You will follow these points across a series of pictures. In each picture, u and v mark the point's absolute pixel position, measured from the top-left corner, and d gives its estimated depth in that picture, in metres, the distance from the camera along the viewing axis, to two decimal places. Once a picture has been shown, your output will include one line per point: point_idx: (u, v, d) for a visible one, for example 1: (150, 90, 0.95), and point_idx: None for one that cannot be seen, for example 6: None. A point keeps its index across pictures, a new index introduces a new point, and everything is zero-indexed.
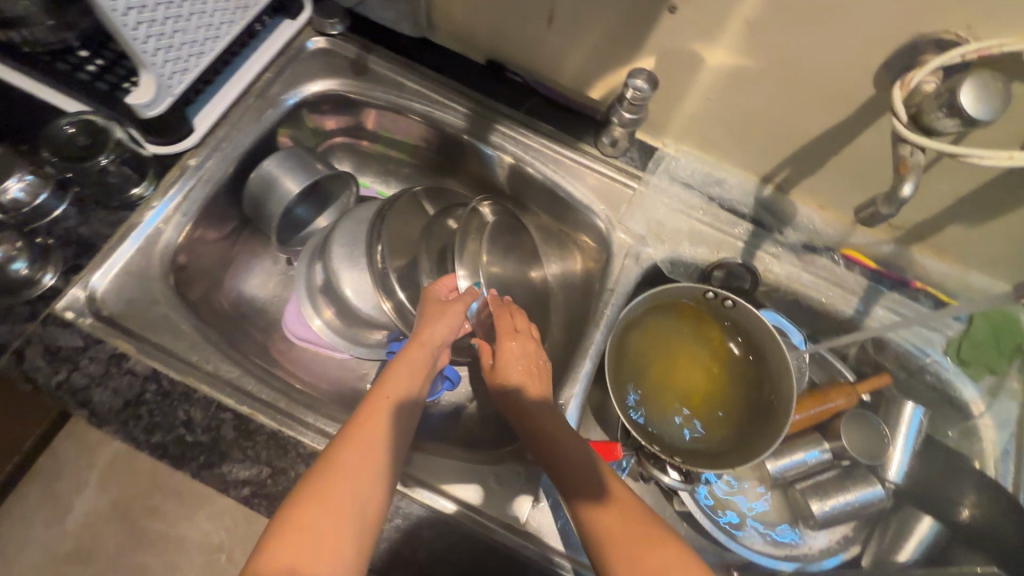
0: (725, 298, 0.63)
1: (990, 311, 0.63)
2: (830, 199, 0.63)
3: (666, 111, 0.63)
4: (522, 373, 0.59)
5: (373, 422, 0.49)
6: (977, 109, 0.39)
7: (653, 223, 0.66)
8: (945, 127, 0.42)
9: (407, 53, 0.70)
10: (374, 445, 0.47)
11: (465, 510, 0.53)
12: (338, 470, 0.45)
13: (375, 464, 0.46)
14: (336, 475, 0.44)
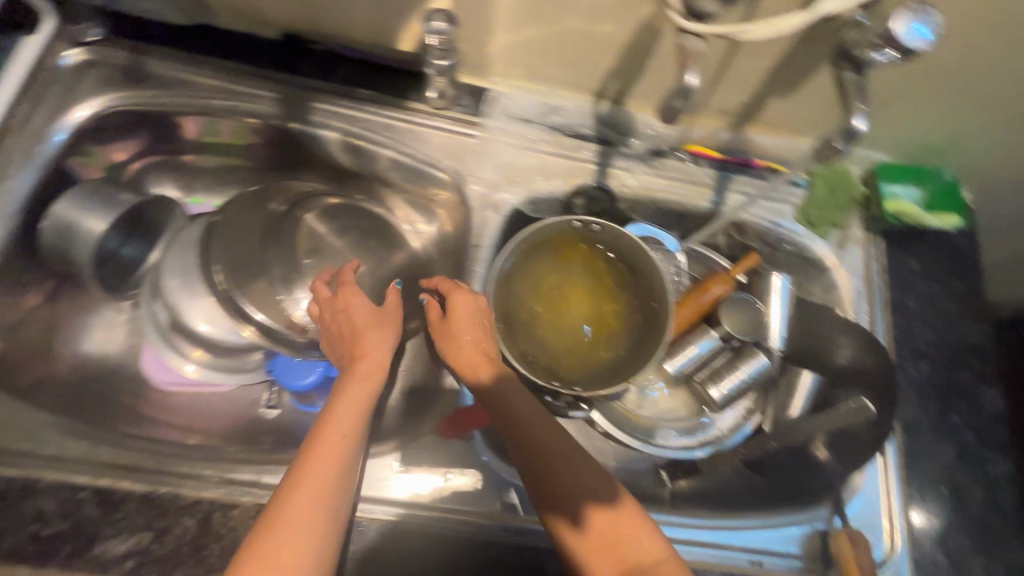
0: (592, 225, 0.65)
1: (825, 171, 0.68)
2: (661, 101, 0.64)
3: (481, 48, 0.60)
4: (476, 349, 0.58)
5: (332, 436, 0.47)
6: None
7: (502, 167, 0.64)
8: (710, 7, 0.42)
9: (186, 45, 0.62)
10: (338, 465, 0.46)
11: (407, 512, 0.54)
12: (305, 495, 0.43)
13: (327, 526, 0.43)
14: (303, 501, 0.43)
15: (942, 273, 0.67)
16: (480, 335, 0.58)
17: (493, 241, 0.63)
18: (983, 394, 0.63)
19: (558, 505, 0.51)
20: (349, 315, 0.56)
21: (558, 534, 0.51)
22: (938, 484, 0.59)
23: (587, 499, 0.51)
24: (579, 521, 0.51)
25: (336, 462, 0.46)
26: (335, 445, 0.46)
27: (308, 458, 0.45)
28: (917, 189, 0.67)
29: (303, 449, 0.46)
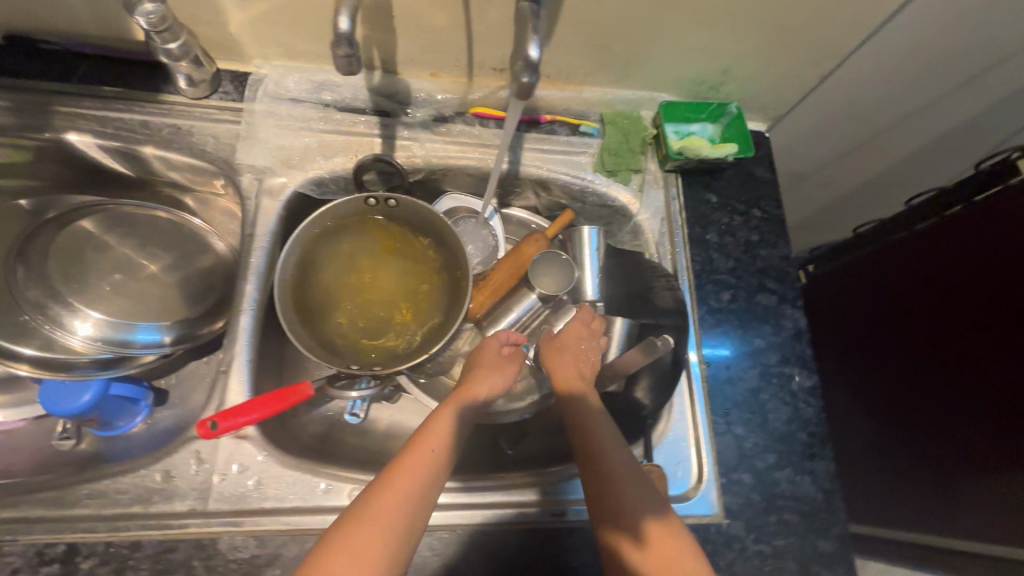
0: (387, 199, 0.63)
1: (614, 117, 0.68)
2: (430, 65, 0.62)
3: (221, 30, 0.57)
4: (575, 373, 0.60)
5: (422, 459, 0.48)
6: None
7: (275, 152, 0.62)
8: None
9: None
10: (425, 480, 0.47)
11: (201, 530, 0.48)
12: (389, 504, 0.44)
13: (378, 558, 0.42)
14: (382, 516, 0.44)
15: (740, 203, 0.69)
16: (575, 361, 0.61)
17: (273, 229, 0.60)
18: (784, 314, 0.65)
19: (615, 520, 0.49)
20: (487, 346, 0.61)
21: (620, 550, 0.48)
22: (742, 408, 0.60)
23: (649, 513, 0.49)
24: (638, 530, 0.48)
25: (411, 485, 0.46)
26: (427, 465, 0.48)
27: (404, 466, 0.47)
28: (710, 124, 0.69)
29: (396, 466, 0.47)
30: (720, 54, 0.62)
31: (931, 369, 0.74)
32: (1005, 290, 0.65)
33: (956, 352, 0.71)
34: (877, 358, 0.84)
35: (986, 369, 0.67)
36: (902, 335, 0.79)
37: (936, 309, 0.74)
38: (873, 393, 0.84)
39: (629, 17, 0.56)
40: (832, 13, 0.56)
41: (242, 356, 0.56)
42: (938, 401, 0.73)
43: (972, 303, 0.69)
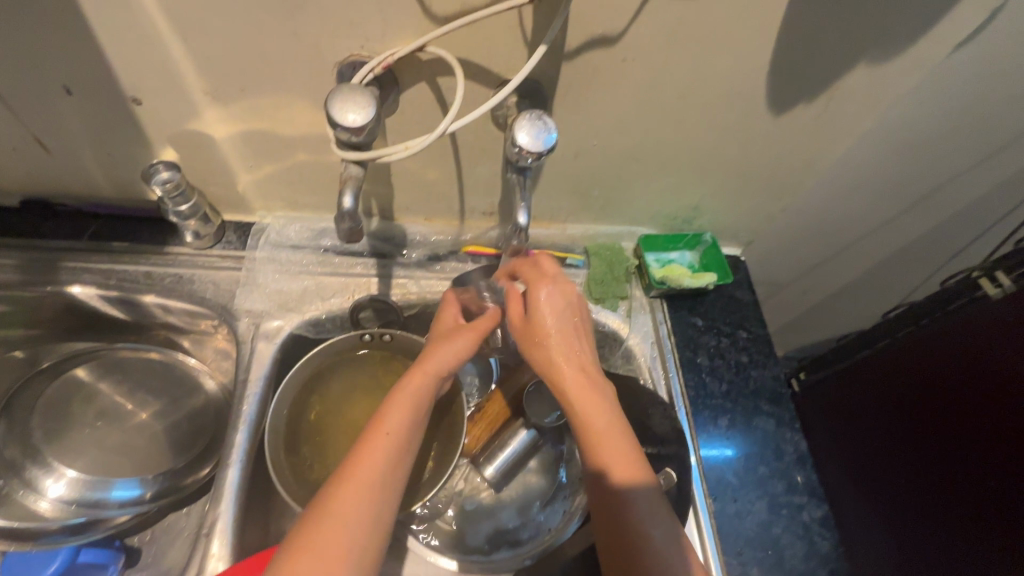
0: (382, 334, 0.64)
1: (598, 249, 0.72)
2: (424, 211, 0.67)
3: (230, 189, 0.61)
4: (602, 405, 0.47)
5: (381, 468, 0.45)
6: (366, 113, 0.40)
7: (275, 295, 0.64)
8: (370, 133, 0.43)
9: None
10: (384, 493, 0.45)
11: None
12: (359, 479, 0.44)
13: (382, 468, 0.45)
14: (338, 524, 0.42)
15: (725, 325, 0.71)
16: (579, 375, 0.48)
17: (268, 372, 0.60)
18: (784, 438, 0.64)
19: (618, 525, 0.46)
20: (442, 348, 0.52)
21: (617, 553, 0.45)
22: (756, 545, 0.58)
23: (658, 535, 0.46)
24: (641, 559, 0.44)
25: (412, 395, 0.49)
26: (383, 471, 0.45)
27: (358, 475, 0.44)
28: (689, 252, 0.74)
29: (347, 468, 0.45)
30: (691, 193, 0.67)
31: (945, 484, 0.73)
32: (1002, 403, 0.66)
33: (966, 466, 0.71)
34: (885, 470, 0.82)
35: (999, 484, 0.67)
36: (921, 454, 0.76)
37: (949, 422, 0.73)
38: (887, 509, 0.82)
39: (605, 167, 0.62)
40: (787, 159, 0.63)
41: (226, 516, 0.53)
42: (959, 519, 0.72)
43: (970, 415, 0.70)
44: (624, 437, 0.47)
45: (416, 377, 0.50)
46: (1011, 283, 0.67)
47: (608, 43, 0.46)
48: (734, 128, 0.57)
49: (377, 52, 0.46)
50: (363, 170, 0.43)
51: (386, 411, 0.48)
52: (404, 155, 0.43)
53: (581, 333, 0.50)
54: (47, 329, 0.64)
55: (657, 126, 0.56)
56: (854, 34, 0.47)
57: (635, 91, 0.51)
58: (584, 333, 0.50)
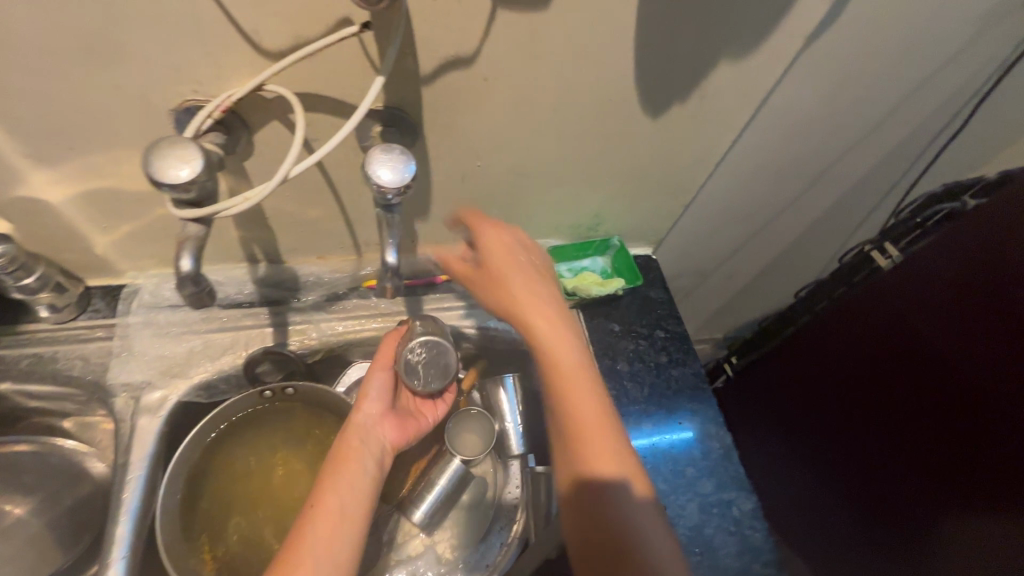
0: (284, 387, 0.60)
1: None
2: (315, 250, 0.63)
3: (87, 254, 0.55)
4: (579, 363, 0.48)
5: (322, 524, 0.45)
6: (194, 167, 0.36)
7: (155, 362, 0.58)
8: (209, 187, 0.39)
9: None
10: (326, 550, 0.43)
11: None
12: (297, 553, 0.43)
13: (329, 534, 0.44)
14: None
15: (642, 327, 0.71)
16: (541, 314, 0.49)
17: (152, 451, 0.54)
18: (709, 433, 0.64)
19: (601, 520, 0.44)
20: (363, 395, 0.55)
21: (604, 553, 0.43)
22: (691, 550, 0.57)
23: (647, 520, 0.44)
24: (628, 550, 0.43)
25: (351, 449, 0.51)
26: (323, 531, 0.45)
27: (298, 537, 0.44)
28: (600, 258, 0.74)
29: (288, 541, 0.44)
30: (589, 202, 0.67)
31: (879, 442, 0.77)
32: (908, 356, 0.71)
33: (892, 421, 0.74)
34: (828, 439, 0.86)
35: (921, 432, 0.71)
36: (864, 405, 0.79)
37: (886, 373, 0.75)
38: (837, 475, 0.85)
39: (496, 186, 0.60)
40: (675, 159, 0.63)
41: None
42: (898, 473, 0.75)
43: (897, 374, 0.73)
44: (596, 401, 0.47)
45: (348, 431, 0.52)
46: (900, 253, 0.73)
47: (464, 64, 0.44)
48: (615, 135, 0.57)
49: (213, 96, 0.42)
50: (205, 229, 0.39)
51: (326, 473, 0.49)
52: (245, 207, 0.39)
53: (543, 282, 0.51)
54: None
55: (537, 141, 0.55)
56: (709, 34, 0.47)
57: (506, 109, 0.50)
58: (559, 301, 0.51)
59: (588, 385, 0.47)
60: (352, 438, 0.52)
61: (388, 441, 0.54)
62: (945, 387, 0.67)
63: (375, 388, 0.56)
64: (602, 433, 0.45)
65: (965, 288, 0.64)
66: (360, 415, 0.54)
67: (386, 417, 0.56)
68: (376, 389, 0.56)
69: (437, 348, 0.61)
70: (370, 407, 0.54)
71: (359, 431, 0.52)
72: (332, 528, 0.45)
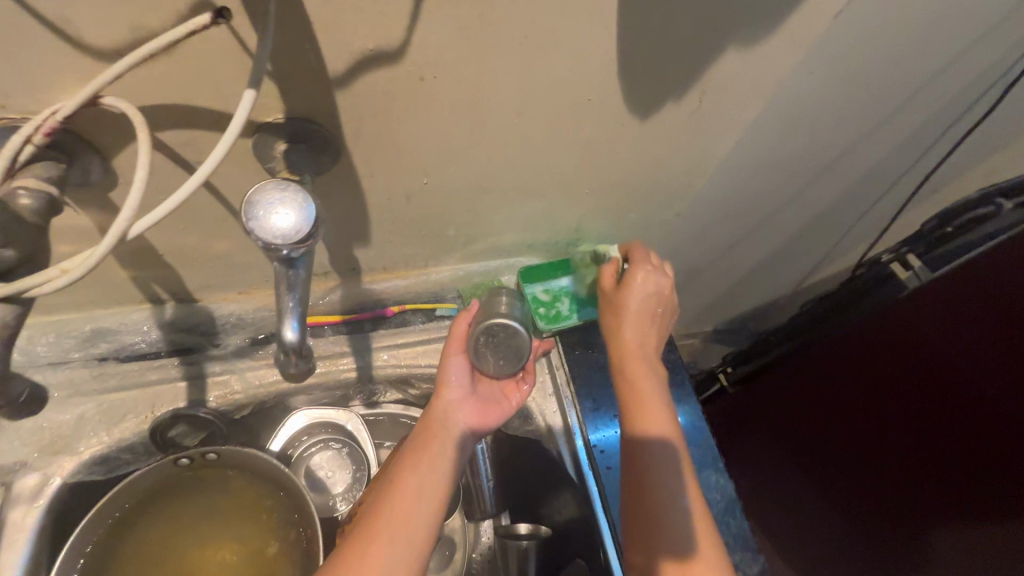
0: (203, 454, 0.49)
1: (473, 288, 0.60)
2: (234, 286, 0.51)
3: None
4: (657, 371, 0.50)
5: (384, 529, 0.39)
6: None
7: (34, 436, 0.47)
8: None
9: None
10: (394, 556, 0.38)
11: None
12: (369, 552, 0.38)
13: (405, 532, 0.39)
14: None
15: None
16: (657, 383, 0.49)
17: (30, 553, 0.44)
18: (708, 483, 0.56)
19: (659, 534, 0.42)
20: (443, 377, 0.48)
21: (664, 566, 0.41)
22: None
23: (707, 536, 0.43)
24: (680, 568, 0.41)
25: (435, 435, 0.45)
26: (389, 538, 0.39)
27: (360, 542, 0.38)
28: None
29: (360, 532, 0.39)
30: (566, 215, 0.56)
31: (886, 462, 0.71)
32: (920, 372, 0.65)
33: (901, 442, 0.69)
34: (830, 459, 0.80)
35: (934, 453, 0.65)
36: (875, 433, 0.72)
37: (902, 399, 0.67)
38: (841, 495, 0.80)
39: (452, 204, 0.49)
40: (668, 164, 0.52)
41: None
42: (908, 494, 0.70)
43: (917, 400, 0.65)
44: (665, 401, 0.48)
45: (428, 417, 0.47)
46: (924, 264, 0.66)
47: (389, 60, 0.33)
48: (595, 141, 0.46)
49: (34, 111, 0.30)
50: (23, 309, 0.28)
51: (401, 461, 0.43)
52: (66, 283, 0.28)
53: (648, 320, 0.53)
54: None
55: (498, 151, 0.44)
56: (717, 15, 0.36)
57: (454, 116, 0.39)
58: (666, 307, 0.53)
59: (662, 395, 0.48)
60: (432, 424, 0.46)
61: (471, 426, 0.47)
62: (964, 405, 0.61)
63: (454, 372, 0.48)
64: (673, 437, 0.46)
65: (992, 297, 0.58)
66: (437, 400, 0.47)
67: (468, 401, 0.48)
68: (455, 370, 0.49)
69: (515, 329, 0.47)
70: (454, 389, 0.48)
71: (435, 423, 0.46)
72: (400, 530, 0.39)
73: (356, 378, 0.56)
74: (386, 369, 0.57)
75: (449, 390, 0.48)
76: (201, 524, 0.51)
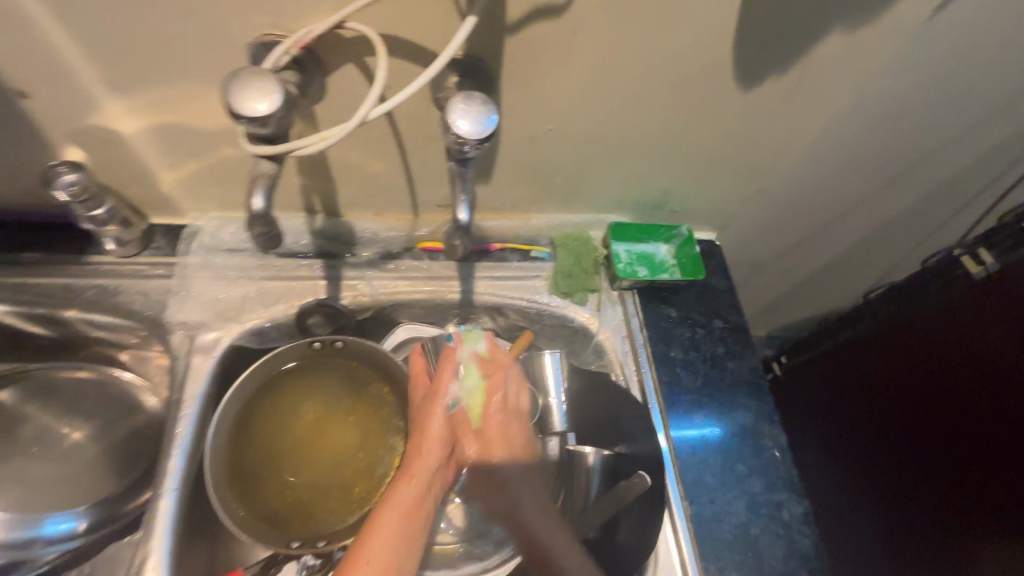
0: (333, 341, 0.60)
1: (564, 239, 0.67)
2: (374, 207, 0.62)
3: (153, 190, 0.56)
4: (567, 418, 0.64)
5: (394, 516, 0.50)
6: (257, 104, 0.35)
7: (210, 305, 0.58)
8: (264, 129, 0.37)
9: None
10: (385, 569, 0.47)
11: None
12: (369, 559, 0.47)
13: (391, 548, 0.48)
14: None
15: (700, 315, 0.68)
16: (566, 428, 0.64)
17: (205, 391, 0.55)
18: (762, 433, 0.61)
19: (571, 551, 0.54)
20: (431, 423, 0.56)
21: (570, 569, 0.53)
22: (734, 548, 0.55)
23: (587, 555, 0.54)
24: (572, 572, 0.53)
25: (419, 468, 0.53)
26: (400, 513, 0.50)
27: (376, 522, 0.49)
28: (665, 245, 0.70)
29: (354, 544, 0.48)
30: (659, 178, 0.63)
31: (919, 450, 0.73)
32: (957, 353, 0.67)
33: (935, 428, 0.70)
34: (878, 453, 0.80)
35: (993, 457, 0.64)
36: (935, 431, 0.70)
37: (974, 397, 0.66)
38: (877, 488, 0.81)
39: (565, 153, 0.57)
40: (758, 138, 0.58)
41: (161, 548, 0.48)
42: (938, 484, 0.71)
43: (988, 400, 0.64)
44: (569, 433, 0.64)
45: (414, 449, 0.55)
46: (996, 259, 0.63)
47: (553, 13, 0.41)
48: (701, 106, 0.53)
49: (292, 32, 0.40)
50: (277, 167, 0.38)
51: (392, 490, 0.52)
52: (318, 148, 0.38)
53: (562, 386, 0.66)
54: None
55: (617, 106, 0.51)
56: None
57: (589, 70, 0.47)
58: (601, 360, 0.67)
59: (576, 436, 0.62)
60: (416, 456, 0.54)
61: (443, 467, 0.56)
62: (1000, 382, 0.63)
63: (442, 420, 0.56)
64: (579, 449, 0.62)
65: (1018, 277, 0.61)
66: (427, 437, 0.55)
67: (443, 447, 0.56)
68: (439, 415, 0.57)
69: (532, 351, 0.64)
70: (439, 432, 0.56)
71: (428, 430, 0.55)
72: (410, 514, 0.51)
73: (459, 300, 0.66)
74: (485, 295, 0.66)
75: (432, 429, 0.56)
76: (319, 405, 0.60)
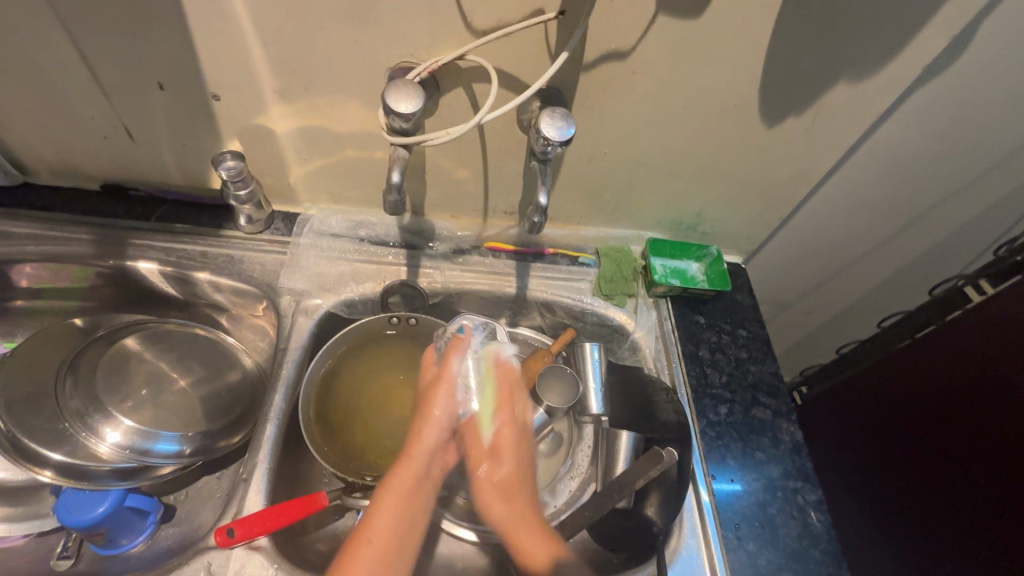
0: (408, 318, 0.69)
1: (608, 249, 0.78)
2: (453, 210, 0.74)
3: (282, 179, 0.69)
4: (517, 448, 0.65)
5: (394, 496, 0.55)
6: (402, 105, 0.48)
7: (314, 277, 0.71)
8: (401, 127, 0.50)
9: (23, 204, 0.68)
10: (382, 551, 0.51)
11: None
12: (368, 536, 0.52)
13: (396, 519, 0.54)
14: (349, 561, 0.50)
15: (727, 323, 0.76)
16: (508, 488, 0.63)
17: (303, 348, 0.67)
18: (780, 428, 0.68)
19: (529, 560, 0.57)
20: (427, 421, 0.61)
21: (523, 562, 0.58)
22: (751, 522, 0.61)
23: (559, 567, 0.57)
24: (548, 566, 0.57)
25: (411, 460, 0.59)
26: (398, 497, 0.55)
27: (379, 501, 0.55)
28: (696, 263, 0.80)
29: (360, 523, 0.53)
30: (694, 200, 0.74)
31: (934, 466, 0.78)
32: (970, 374, 0.74)
33: (951, 447, 0.75)
34: (898, 477, 0.84)
35: (1003, 474, 0.69)
36: (949, 451, 0.76)
37: (982, 417, 0.72)
38: (897, 507, 0.84)
39: (617, 172, 0.69)
40: (782, 169, 0.69)
41: (263, 463, 0.58)
42: (954, 503, 0.75)
43: (996, 418, 0.70)
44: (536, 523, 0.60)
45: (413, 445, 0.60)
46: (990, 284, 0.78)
47: (621, 57, 0.54)
48: (731, 138, 0.64)
49: (425, 62, 0.54)
50: (407, 153, 0.53)
51: (389, 477, 0.57)
52: (443, 140, 0.53)
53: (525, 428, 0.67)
54: (117, 300, 0.73)
55: (662, 136, 0.64)
56: (833, 55, 0.55)
57: (643, 102, 0.59)
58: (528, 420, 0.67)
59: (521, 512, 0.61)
60: (414, 452, 0.59)
61: (443, 468, 0.62)
62: (1004, 401, 0.69)
63: (439, 410, 0.62)
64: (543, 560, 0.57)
65: (1016, 305, 0.69)
66: (424, 436, 0.61)
67: (444, 444, 0.62)
68: (433, 413, 0.62)
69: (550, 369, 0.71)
70: (433, 430, 0.61)
71: (430, 415, 0.62)
72: (409, 492, 0.57)
73: (514, 295, 0.76)
74: (536, 291, 0.76)
75: (427, 435, 0.61)
76: (391, 372, 0.69)
